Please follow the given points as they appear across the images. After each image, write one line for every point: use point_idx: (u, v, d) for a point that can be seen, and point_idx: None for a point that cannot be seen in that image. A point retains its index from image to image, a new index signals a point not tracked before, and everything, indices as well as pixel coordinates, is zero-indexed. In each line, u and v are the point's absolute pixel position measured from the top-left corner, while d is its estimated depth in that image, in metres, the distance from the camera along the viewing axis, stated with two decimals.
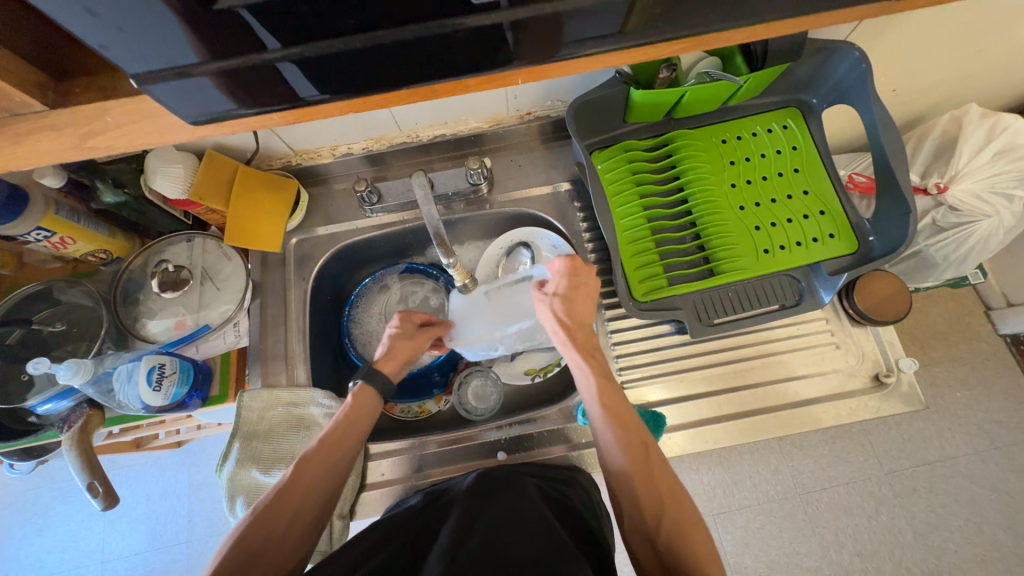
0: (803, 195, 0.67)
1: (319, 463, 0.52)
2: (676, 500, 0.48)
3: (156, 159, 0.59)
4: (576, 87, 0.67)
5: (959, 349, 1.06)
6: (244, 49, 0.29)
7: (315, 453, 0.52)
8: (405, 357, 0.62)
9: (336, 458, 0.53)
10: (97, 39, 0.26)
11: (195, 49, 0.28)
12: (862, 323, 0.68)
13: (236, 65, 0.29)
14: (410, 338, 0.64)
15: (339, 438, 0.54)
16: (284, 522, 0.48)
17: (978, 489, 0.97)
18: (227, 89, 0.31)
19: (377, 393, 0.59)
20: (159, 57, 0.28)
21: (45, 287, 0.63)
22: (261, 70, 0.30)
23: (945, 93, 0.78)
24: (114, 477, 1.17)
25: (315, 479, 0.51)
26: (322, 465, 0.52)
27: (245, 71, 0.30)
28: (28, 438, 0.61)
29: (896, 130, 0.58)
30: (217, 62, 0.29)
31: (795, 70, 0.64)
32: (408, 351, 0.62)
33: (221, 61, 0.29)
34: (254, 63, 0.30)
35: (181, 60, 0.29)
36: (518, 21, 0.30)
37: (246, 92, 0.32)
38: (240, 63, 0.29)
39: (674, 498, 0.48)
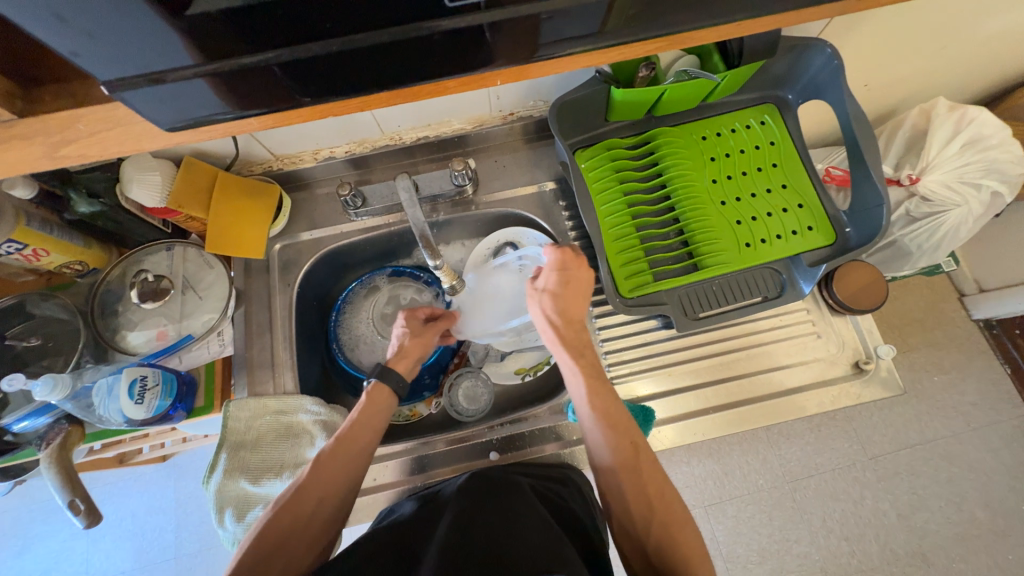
0: (782, 189, 0.68)
1: (336, 463, 0.53)
2: (663, 494, 0.50)
3: (131, 167, 0.58)
4: (558, 87, 0.68)
5: (935, 335, 1.09)
6: (220, 53, 0.28)
7: (327, 455, 0.53)
8: (417, 356, 0.64)
9: (349, 458, 0.54)
10: (67, 45, 0.26)
11: (170, 54, 0.28)
12: (841, 312, 0.70)
13: (213, 70, 0.29)
14: (420, 336, 0.66)
15: (354, 440, 0.55)
16: (298, 522, 0.49)
17: (957, 469, 1.01)
18: (201, 95, 0.31)
19: (392, 392, 0.60)
20: (130, 63, 0.27)
21: (18, 301, 0.62)
22: (238, 75, 0.30)
23: (914, 87, 0.81)
24: (97, 494, 1.14)
25: (330, 477, 0.52)
26: (336, 467, 0.53)
27: (222, 76, 0.30)
28: (4, 458, 0.58)
29: (868, 124, 0.59)
30: (194, 68, 0.29)
31: (771, 67, 0.66)
32: (419, 350, 0.64)
33: (199, 67, 0.29)
34: (233, 68, 0.29)
35: (156, 65, 0.28)
36: (497, 23, 0.30)
37: (224, 97, 0.32)
38: (219, 68, 0.29)
39: (660, 493, 0.49)
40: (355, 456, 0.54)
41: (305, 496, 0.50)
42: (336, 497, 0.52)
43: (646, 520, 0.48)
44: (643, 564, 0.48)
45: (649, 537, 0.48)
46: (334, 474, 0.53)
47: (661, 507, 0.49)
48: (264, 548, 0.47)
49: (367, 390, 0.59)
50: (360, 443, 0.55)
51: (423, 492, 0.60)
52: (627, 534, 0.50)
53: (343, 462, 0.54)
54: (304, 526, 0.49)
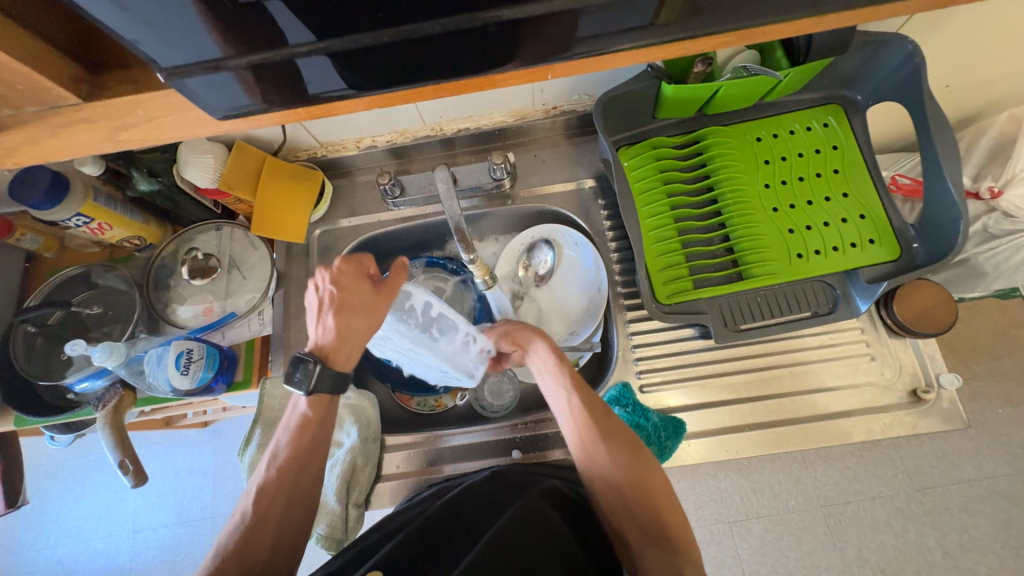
0: (843, 198, 0.63)
1: (288, 483, 0.52)
2: (643, 469, 0.50)
3: (189, 149, 0.61)
4: (604, 81, 0.66)
5: (1004, 364, 1.00)
6: (271, 43, 0.29)
7: (292, 458, 0.52)
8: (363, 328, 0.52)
9: (303, 476, 0.53)
10: (131, 32, 0.26)
11: (226, 41, 0.28)
12: (901, 335, 0.65)
13: (266, 60, 0.29)
14: (366, 309, 0.51)
15: (301, 456, 0.53)
16: (268, 543, 0.50)
17: (1018, 511, 0.92)
18: (254, 84, 0.31)
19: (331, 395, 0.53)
20: (186, 51, 0.28)
21: (84, 271, 0.66)
22: (288, 65, 0.30)
23: (1004, 90, 0.73)
24: (145, 451, 1.22)
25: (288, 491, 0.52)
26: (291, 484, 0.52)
27: (273, 66, 0.30)
28: (66, 414, 0.63)
29: (949, 130, 0.54)
30: (249, 56, 0.29)
31: (839, 64, 0.61)
32: (365, 321, 0.51)
33: (252, 56, 0.29)
34: (286, 59, 0.29)
35: (213, 53, 0.29)
36: (548, 14, 0.29)
37: (275, 87, 0.32)
38: (269, 57, 0.29)
39: (640, 468, 0.50)
40: (312, 455, 0.54)
41: (268, 518, 0.50)
42: (299, 510, 0.53)
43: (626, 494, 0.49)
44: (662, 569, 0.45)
45: (635, 508, 0.49)
46: (289, 489, 0.52)
47: (644, 483, 0.49)
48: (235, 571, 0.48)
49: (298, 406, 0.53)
50: (311, 454, 0.53)
51: (444, 483, 0.60)
52: (614, 509, 0.50)
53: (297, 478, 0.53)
54: (273, 543, 0.50)
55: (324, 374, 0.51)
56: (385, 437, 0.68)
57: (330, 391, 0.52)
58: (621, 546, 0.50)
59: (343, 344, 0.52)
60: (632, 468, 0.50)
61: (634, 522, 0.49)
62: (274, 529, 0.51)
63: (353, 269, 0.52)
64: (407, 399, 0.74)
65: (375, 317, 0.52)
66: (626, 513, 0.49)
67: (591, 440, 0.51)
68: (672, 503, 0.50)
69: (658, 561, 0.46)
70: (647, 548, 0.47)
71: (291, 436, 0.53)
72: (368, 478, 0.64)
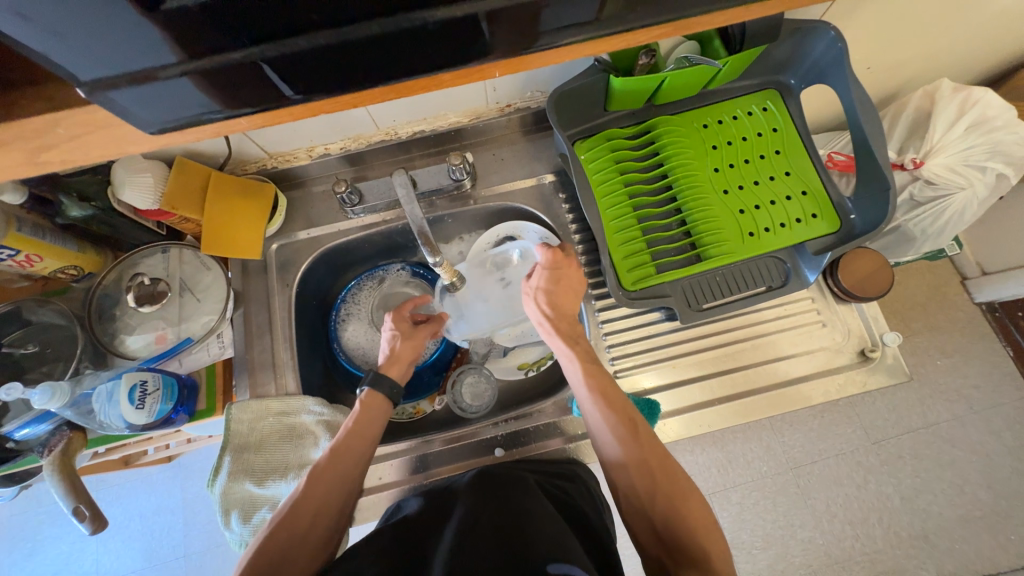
0: (786, 176, 0.67)
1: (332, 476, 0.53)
2: (665, 477, 0.50)
3: (123, 168, 0.57)
4: (555, 77, 0.67)
5: (938, 319, 1.09)
6: (191, 50, 0.27)
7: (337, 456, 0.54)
8: (410, 358, 0.64)
9: (347, 469, 0.54)
10: (32, 38, 0.24)
11: (145, 53, 0.26)
12: (846, 300, 0.70)
13: (193, 69, 0.28)
14: (411, 339, 0.65)
15: (348, 445, 0.55)
16: (303, 527, 0.49)
17: (960, 451, 1.01)
18: (185, 96, 0.30)
19: (386, 398, 0.60)
20: (104, 63, 0.26)
21: (13, 309, 0.61)
22: (222, 73, 0.29)
23: (918, 69, 0.79)
24: (104, 496, 1.14)
25: (331, 480, 0.53)
26: (339, 472, 0.53)
27: (198, 78, 0.29)
28: (8, 465, 0.58)
29: (873, 108, 0.58)
30: (184, 64, 0.28)
31: (772, 52, 0.65)
32: (410, 351, 0.64)
33: (182, 64, 0.28)
34: (230, 64, 0.28)
35: (133, 65, 0.27)
36: (492, 12, 0.29)
37: (208, 93, 0.30)
38: (196, 66, 0.28)
39: (670, 488, 0.50)
40: (357, 456, 0.55)
41: (311, 497, 0.51)
42: (339, 502, 0.52)
43: (658, 513, 0.49)
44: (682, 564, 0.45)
45: (658, 521, 0.49)
46: (330, 477, 0.53)
47: (676, 507, 0.48)
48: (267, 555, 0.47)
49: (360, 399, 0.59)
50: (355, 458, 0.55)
51: (431, 488, 0.60)
52: (643, 526, 0.50)
53: (347, 468, 0.54)
54: (310, 527, 0.50)
55: (381, 376, 0.61)
56: None
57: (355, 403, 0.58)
58: (650, 562, 0.49)
59: (397, 363, 0.63)
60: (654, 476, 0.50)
61: (654, 530, 0.49)
62: (315, 511, 0.50)
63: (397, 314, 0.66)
64: None
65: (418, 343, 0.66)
66: (655, 529, 0.49)
67: (613, 444, 0.52)
68: (705, 524, 0.48)
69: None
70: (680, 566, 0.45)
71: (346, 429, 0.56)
72: None
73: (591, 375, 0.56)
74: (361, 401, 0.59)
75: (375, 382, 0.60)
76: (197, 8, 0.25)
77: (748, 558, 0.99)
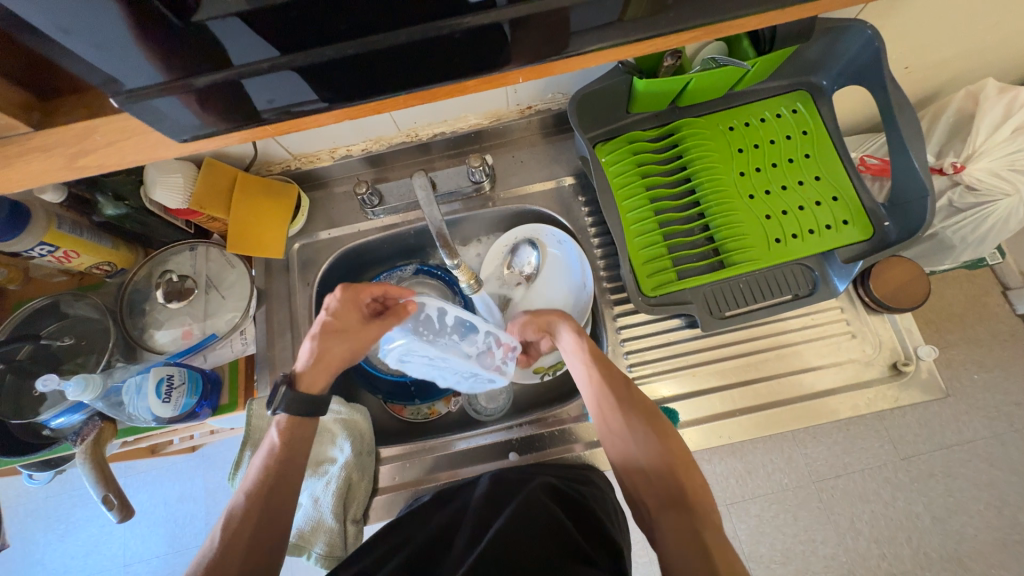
0: (816, 181, 0.65)
1: (256, 509, 0.50)
2: (660, 435, 0.50)
3: (155, 170, 0.59)
4: (577, 79, 0.66)
5: (976, 331, 1.04)
6: (224, 60, 0.28)
7: (259, 489, 0.51)
8: (334, 364, 0.58)
9: (272, 500, 0.51)
10: (81, 49, 0.25)
11: (180, 60, 0.27)
12: (878, 311, 0.67)
13: (223, 79, 0.29)
14: (346, 340, 0.58)
15: (278, 472, 0.52)
16: (238, 562, 0.47)
17: (997, 471, 0.96)
18: (216, 103, 0.31)
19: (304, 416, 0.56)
20: (141, 73, 0.27)
21: (52, 302, 0.64)
22: (251, 83, 0.30)
23: (960, 69, 0.75)
24: (132, 482, 1.18)
25: (258, 516, 0.50)
26: (271, 504, 0.51)
27: (233, 86, 0.29)
28: (43, 451, 0.60)
29: (912, 111, 0.56)
30: (215, 73, 0.28)
31: (804, 52, 0.62)
32: (339, 356, 0.58)
33: (215, 74, 0.28)
34: (260, 72, 0.29)
35: (168, 74, 0.28)
36: (518, 18, 0.29)
37: (240, 100, 0.31)
38: (229, 76, 0.29)
39: (658, 434, 0.51)
40: (283, 483, 0.52)
41: (239, 537, 0.48)
42: (274, 530, 0.50)
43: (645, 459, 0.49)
44: (676, 517, 0.45)
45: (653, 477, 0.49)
46: (261, 509, 0.50)
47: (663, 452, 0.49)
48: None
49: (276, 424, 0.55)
50: (281, 484, 0.52)
51: (445, 488, 0.60)
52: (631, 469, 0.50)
53: (280, 497, 0.52)
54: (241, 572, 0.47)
55: (292, 396, 0.55)
56: (379, 450, 0.67)
57: (301, 411, 0.55)
58: (643, 518, 0.49)
59: (317, 371, 0.57)
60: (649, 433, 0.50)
61: (649, 486, 0.48)
62: (243, 558, 0.47)
63: (351, 301, 0.59)
64: (399, 409, 0.73)
65: (356, 345, 0.59)
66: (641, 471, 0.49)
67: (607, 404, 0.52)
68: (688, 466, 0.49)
69: (681, 520, 0.45)
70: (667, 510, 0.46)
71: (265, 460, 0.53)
72: (365, 491, 0.63)
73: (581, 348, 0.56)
74: (277, 429, 0.55)
75: (285, 407, 0.54)
76: (232, 17, 0.26)
77: (767, 572, 0.96)
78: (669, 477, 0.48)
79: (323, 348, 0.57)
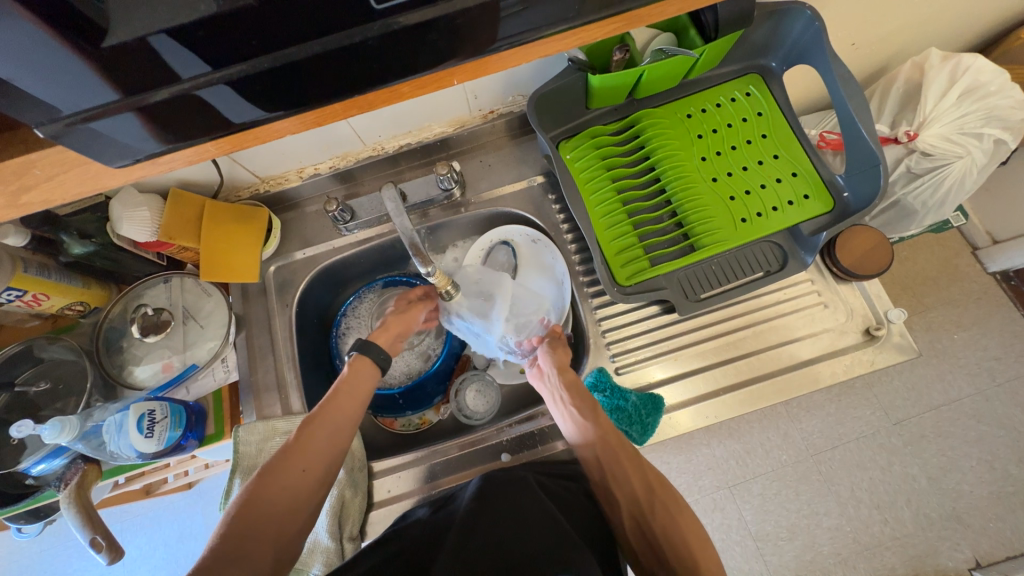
0: (774, 159, 0.67)
1: (323, 428, 0.51)
2: (651, 477, 0.51)
3: (120, 205, 0.58)
4: (534, 80, 0.67)
5: (951, 292, 1.07)
6: (149, 83, 0.27)
7: (325, 410, 0.52)
8: (399, 330, 0.63)
9: (337, 424, 0.52)
10: None
11: (94, 89, 0.26)
12: (847, 279, 0.68)
13: (144, 101, 0.27)
14: (405, 313, 0.65)
15: (341, 399, 0.54)
16: (297, 474, 0.48)
17: (985, 426, 0.98)
18: (143, 129, 0.29)
19: (374, 364, 0.58)
20: (61, 102, 0.26)
21: (25, 347, 0.61)
22: (182, 103, 0.28)
23: (905, 41, 0.78)
24: (128, 527, 1.16)
25: (321, 433, 0.51)
26: (326, 432, 0.51)
27: (167, 107, 0.28)
28: (26, 501, 0.59)
29: (856, 85, 0.57)
30: (135, 99, 0.27)
31: (750, 36, 0.64)
32: (402, 324, 0.64)
33: (132, 97, 0.27)
34: (182, 96, 0.28)
35: (92, 101, 0.26)
36: (438, 19, 0.27)
37: (167, 126, 0.29)
38: (151, 97, 0.27)
39: (671, 509, 0.50)
40: (349, 413, 0.54)
41: (296, 454, 0.49)
42: (329, 454, 0.51)
43: (653, 526, 0.49)
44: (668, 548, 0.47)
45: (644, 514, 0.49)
46: (323, 430, 0.51)
47: (673, 522, 0.49)
48: (251, 510, 0.46)
49: (348, 364, 0.57)
50: (337, 419, 0.52)
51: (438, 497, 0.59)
52: (635, 535, 0.50)
53: (335, 426, 0.52)
54: (298, 483, 0.48)
55: (369, 346, 0.59)
56: (372, 464, 0.66)
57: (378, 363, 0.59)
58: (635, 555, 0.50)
59: (383, 333, 0.62)
60: (641, 473, 0.51)
61: (643, 519, 0.49)
62: (303, 468, 0.49)
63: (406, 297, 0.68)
64: (391, 422, 0.74)
65: (411, 318, 0.65)
66: (643, 539, 0.49)
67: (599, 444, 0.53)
68: (687, 517, 0.50)
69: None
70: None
71: (332, 389, 0.55)
72: (359, 508, 0.63)
73: (585, 415, 0.55)
74: (349, 366, 0.57)
75: (360, 348, 0.58)
76: (157, 35, 0.25)
77: (775, 550, 0.97)
78: (663, 513, 0.49)
79: (387, 319, 0.64)
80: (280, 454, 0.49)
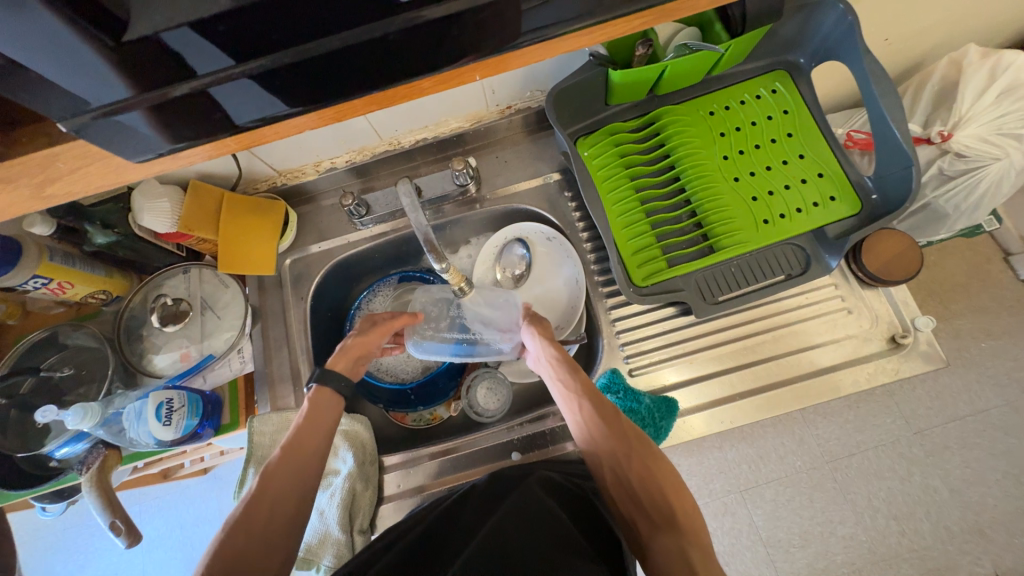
0: (800, 160, 0.65)
1: (291, 464, 0.49)
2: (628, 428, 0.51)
3: (142, 196, 0.59)
4: (553, 75, 0.66)
5: (981, 299, 1.03)
6: (169, 79, 0.27)
7: (292, 441, 0.50)
8: (358, 355, 0.60)
9: (302, 460, 0.49)
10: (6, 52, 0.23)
11: (116, 83, 0.26)
12: (873, 285, 0.66)
13: (164, 96, 0.27)
14: (364, 336, 0.61)
15: (307, 429, 0.52)
16: (262, 520, 0.45)
17: (1013, 439, 0.94)
18: (161, 124, 0.29)
19: (335, 393, 0.55)
20: (84, 95, 0.26)
21: (50, 333, 0.63)
22: (202, 97, 0.28)
23: (942, 36, 0.75)
24: (147, 509, 1.19)
25: (287, 470, 0.48)
26: (291, 471, 0.48)
27: (187, 101, 0.28)
28: (50, 483, 0.60)
29: (890, 83, 0.55)
30: (156, 93, 0.27)
31: (778, 31, 0.62)
32: (361, 348, 0.60)
33: (153, 91, 0.27)
34: (200, 91, 0.27)
35: (113, 96, 0.26)
36: (459, 14, 0.27)
37: (188, 121, 0.29)
38: (172, 92, 0.27)
39: (647, 457, 0.49)
40: (317, 442, 0.51)
41: (261, 500, 0.46)
42: (298, 491, 0.48)
43: (630, 476, 0.48)
44: (648, 495, 0.47)
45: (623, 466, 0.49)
46: (291, 467, 0.48)
47: (651, 474, 0.48)
48: (226, 560, 0.42)
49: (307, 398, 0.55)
50: (304, 451, 0.50)
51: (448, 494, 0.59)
52: (616, 491, 0.49)
53: (299, 466, 0.49)
54: (266, 526, 0.45)
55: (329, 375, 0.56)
56: (382, 459, 0.67)
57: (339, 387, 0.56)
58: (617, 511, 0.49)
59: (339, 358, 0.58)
60: (618, 425, 0.51)
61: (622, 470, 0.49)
62: (270, 507, 0.46)
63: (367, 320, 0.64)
64: (402, 416, 0.73)
65: (372, 341, 0.62)
66: (624, 492, 0.48)
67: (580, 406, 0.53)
68: (663, 465, 0.49)
69: (669, 544, 0.44)
70: (655, 532, 0.45)
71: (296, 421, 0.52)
72: (370, 502, 0.63)
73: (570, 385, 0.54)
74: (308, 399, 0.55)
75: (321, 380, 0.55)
76: (177, 28, 0.24)
77: (787, 557, 0.95)
78: (640, 464, 0.48)
79: (347, 342, 0.60)
80: (243, 506, 0.45)
